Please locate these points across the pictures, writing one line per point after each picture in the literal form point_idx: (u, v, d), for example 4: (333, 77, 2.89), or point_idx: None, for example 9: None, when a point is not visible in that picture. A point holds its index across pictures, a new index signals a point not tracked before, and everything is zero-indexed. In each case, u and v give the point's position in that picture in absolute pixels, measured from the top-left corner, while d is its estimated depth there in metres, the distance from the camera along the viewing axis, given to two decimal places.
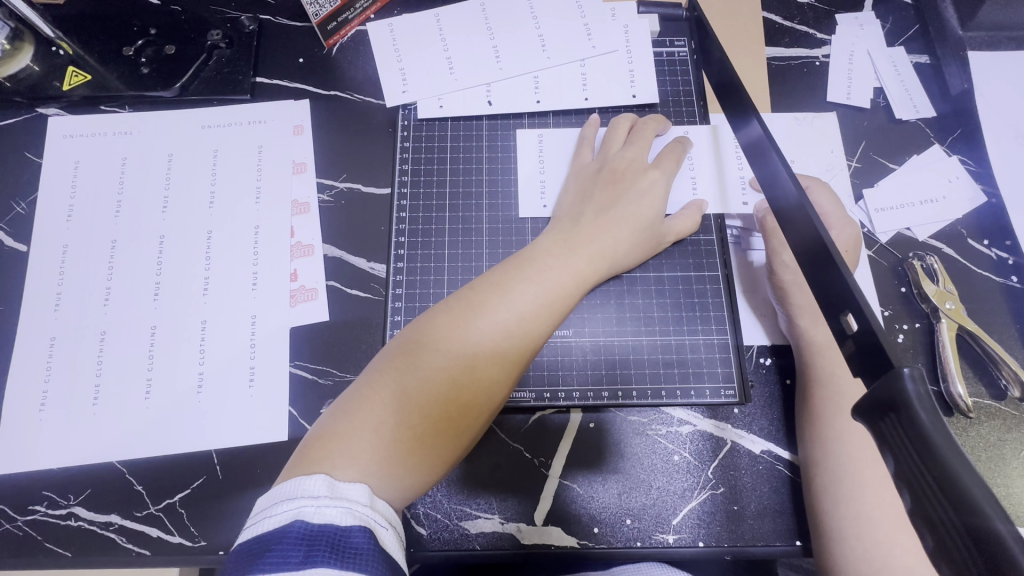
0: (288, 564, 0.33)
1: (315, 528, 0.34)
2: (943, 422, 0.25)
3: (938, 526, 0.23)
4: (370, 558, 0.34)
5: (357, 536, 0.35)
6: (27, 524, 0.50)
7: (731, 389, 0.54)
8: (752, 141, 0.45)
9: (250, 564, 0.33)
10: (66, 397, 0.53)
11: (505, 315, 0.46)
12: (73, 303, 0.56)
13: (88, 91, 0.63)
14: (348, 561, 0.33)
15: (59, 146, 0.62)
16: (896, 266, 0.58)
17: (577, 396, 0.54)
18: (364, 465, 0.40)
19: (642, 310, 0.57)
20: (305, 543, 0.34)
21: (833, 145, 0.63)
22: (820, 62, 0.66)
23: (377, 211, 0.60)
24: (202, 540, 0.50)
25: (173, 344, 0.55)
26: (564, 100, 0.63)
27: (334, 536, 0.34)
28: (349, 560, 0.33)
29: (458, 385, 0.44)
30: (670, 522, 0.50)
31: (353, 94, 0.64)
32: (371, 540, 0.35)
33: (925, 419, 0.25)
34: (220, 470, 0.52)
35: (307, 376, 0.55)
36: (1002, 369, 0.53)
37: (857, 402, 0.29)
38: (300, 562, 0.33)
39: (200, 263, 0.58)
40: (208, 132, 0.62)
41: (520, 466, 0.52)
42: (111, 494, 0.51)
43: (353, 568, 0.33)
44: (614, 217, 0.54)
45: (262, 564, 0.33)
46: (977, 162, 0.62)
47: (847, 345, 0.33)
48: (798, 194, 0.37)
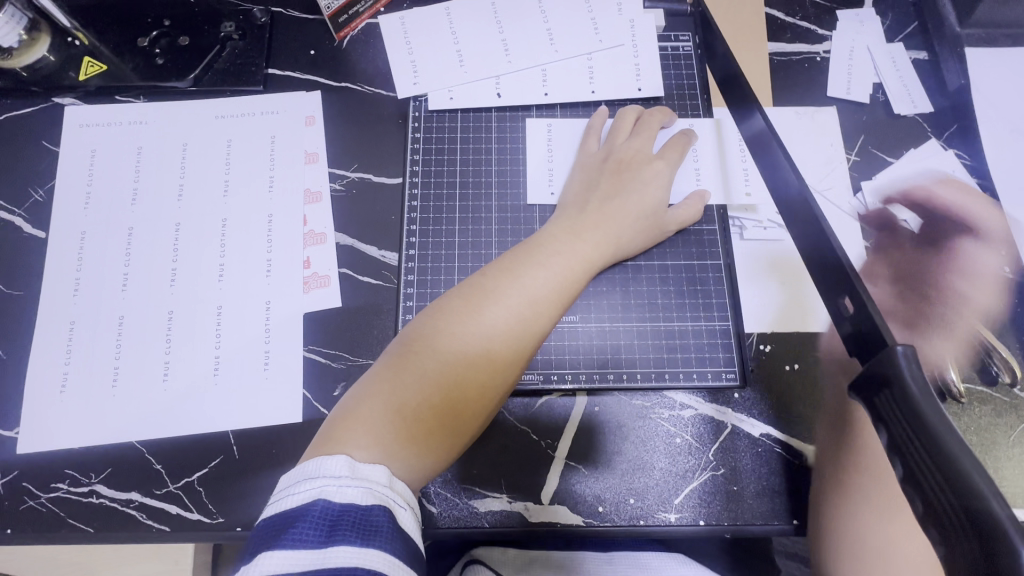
0: (310, 540, 0.35)
1: (337, 506, 0.36)
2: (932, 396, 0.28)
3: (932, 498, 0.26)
4: (389, 535, 0.36)
5: (376, 514, 0.37)
6: (50, 501, 0.52)
7: (732, 374, 0.56)
8: (756, 135, 0.48)
9: (275, 539, 0.35)
10: (86, 379, 0.55)
11: (515, 299, 0.48)
12: (91, 288, 0.58)
13: (103, 81, 0.64)
14: (369, 537, 0.35)
15: (76, 135, 0.63)
16: (893, 257, 0.60)
17: (583, 380, 0.55)
18: (385, 445, 0.42)
19: (646, 297, 0.58)
20: (327, 520, 0.36)
21: (833, 139, 0.64)
22: (821, 57, 0.68)
23: (388, 200, 0.62)
24: (220, 517, 0.51)
25: (190, 328, 0.56)
26: (571, 93, 0.65)
27: (356, 514, 0.36)
28: (370, 535, 0.35)
29: (473, 369, 0.46)
30: (672, 502, 0.52)
31: (364, 86, 0.66)
32: (390, 519, 0.37)
33: (917, 393, 0.28)
34: (236, 450, 0.53)
35: (321, 360, 0.56)
36: (993, 355, 0.56)
37: (853, 379, 0.32)
38: (323, 537, 0.35)
39: (215, 250, 0.59)
40: (222, 122, 0.64)
41: (528, 448, 0.54)
42: (131, 472, 0.53)
43: (374, 543, 0.35)
44: (620, 206, 0.55)
45: (286, 539, 0.35)
46: (973, 155, 0.63)
47: (846, 326, 0.37)
48: (798, 182, 0.41)
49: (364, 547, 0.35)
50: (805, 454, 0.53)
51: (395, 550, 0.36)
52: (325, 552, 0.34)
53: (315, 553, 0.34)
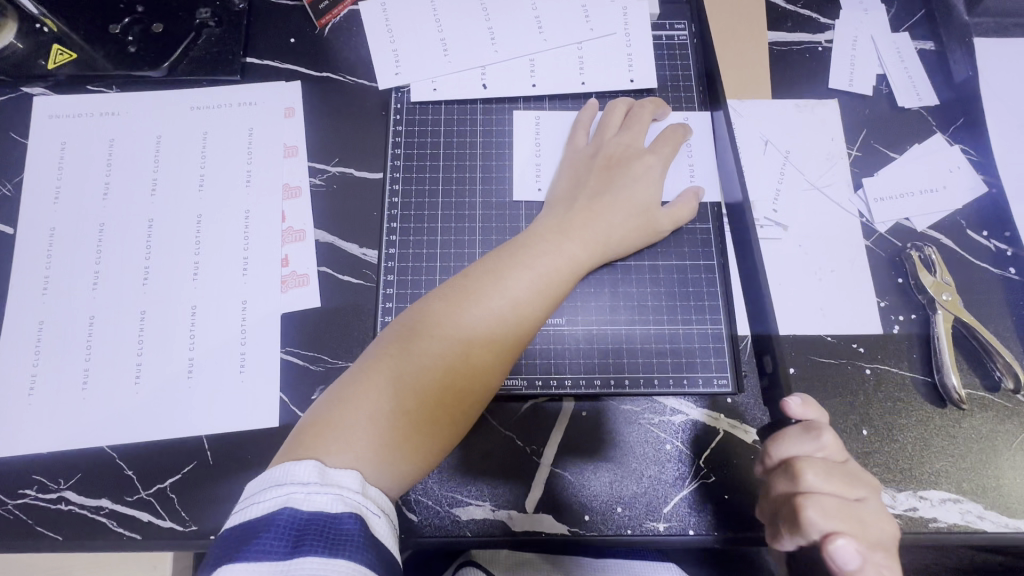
0: (274, 552, 0.33)
1: (304, 515, 0.35)
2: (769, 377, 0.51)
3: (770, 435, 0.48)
4: (359, 544, 0.34)
5: (346, 522, 0.35)
6: (18, 507, 0.50)
7: (724, 378, 0.54)
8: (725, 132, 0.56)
9: (238, 551, 0.33)
10: (55, 382, 0.53)
11: (501, 301, 0.46)
12: (60, 287, 0.55)
13: (74, 70, 0.62)
14: (337, 547, 0.33)
15: (45, 127, 0.61)
16: (893, 256, 0.57)
17: (570, 384, 0.54)
18: (360, 453, 0.40)
19: (636, 298, 0.56)
20: (293, 531, 0.34)
21: (833, 133, 0.62)
22: (822, 47, 0.65)
23: (369, 196, 0.59)
24: (193, 524, 0.50)
25: (163, 329, 0.54)
26: (561, 84, 0.62)
27: (324, 523, 0.34)
28: (337, 546, 0.33)
29: (454, 372, 0.44)
30: (662, 511, 0.50)
31: (345, 76, 0.63)
32: (361, 526, 0.35)
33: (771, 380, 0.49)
34: (211, 455, 0.52)
35: (298, 362, 0.54)
36: (996, 360, 0.53)
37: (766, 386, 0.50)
38: (288, 549, 0.33)
39: (190, 247, 0.57)
40: (197, 113, 0.61)
41: (512, 454, 0.52)
42: (101, 478, 0.51)
43: (342, 554, 0.33)
44: (609, 203, 0.53)
45: (249, 551, 0.33)
46: (979, 151, 0.61)
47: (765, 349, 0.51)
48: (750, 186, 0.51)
49: (331, 558, 0.33)
50: None
51: (366, 560, 0.34)
52: (289, 566, 0.32)
53: (279, 566, 0.32)
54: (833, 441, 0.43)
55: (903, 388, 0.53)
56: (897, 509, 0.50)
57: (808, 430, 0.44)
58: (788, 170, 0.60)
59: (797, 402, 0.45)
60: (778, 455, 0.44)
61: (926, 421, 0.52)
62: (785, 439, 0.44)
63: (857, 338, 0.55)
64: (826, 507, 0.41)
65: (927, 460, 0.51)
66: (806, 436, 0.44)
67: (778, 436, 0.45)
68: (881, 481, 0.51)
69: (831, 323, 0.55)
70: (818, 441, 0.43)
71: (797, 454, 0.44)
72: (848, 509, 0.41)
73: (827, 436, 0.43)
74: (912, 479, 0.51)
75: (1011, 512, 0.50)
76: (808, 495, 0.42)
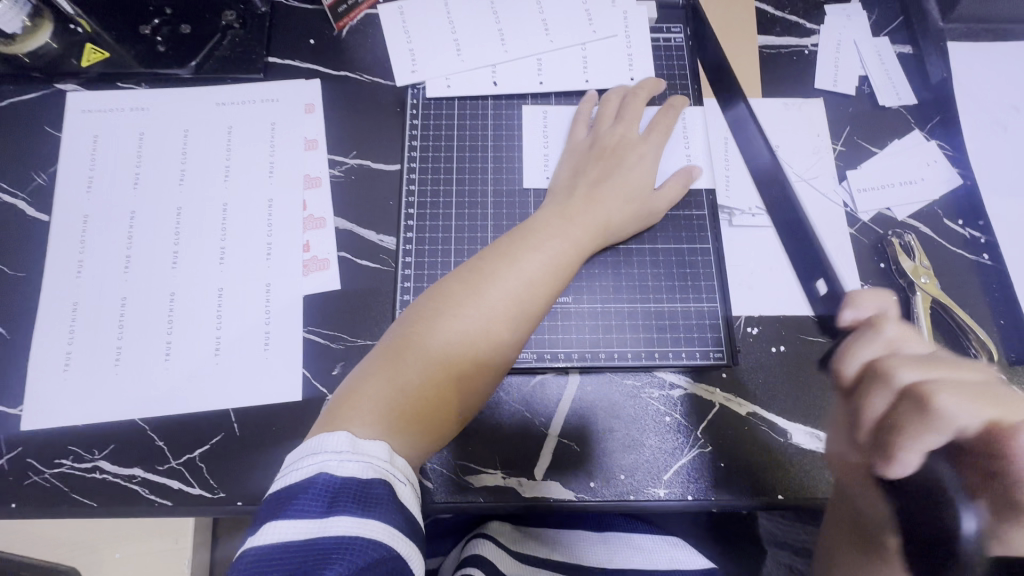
0: (313, 511, 0.36)
1: (339, 481, 0.38)
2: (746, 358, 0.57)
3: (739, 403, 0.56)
4: (389, 508, 0.37)
5: (376, 488, 0.38)
6: (54, 476, 0.53)
7: (719, 353, 0.58)
8: (737, 117, 0.64)
9: (279, 511, 0.37)
10: (89, 359, 0.56)
11: (515, 283, 0.49)
12: (93, 270, 0.59)
13: (105, 68, 0.65)
14: (369, 509, 0.37)
15: (78, 120, 0.64)
16: (875, 243, 0.62)
17: (575, 358, 0.57)
18: (387, 424, 0.43)
19: (638, 281, 0.60)
20: (329, 493, 0.37)
21: (819, 129, 0.66)
22: (809, 50, 0.70)
23: (386, 185, 0.63)
24: (221, 492, 0.53)
25: (191, 309, 0.57)
26: (566, 83, 0.66)
27: (356, 488, 0.37)
28: (369, 508, 0.37)
29: (473, 349, 0.47)
30: (662, 478, 0.54)
31: (362, 75, 0.67)
32: (390, 493, 0.38)
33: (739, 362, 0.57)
34: (237, 428, 0.55)
35: (319, 341, 0.57)
36: (972, 338, 0.57)
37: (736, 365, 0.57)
38: (325, 509, 0.36)
39: (216, 233, 0.60)
40: (223, 109, 0.65)
41: (521, 425, 0.55)
42: (134, 449, 0.54)
43: (374, 516, 0.36)
44: (607, 191, 0.57)
45: (289, 511, 0.36)
46: (954, 147, 0.65)
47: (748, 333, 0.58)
48: (773, 162, 0.59)
49: (364, 519, 0.36)
50: (790, 433, 0.55)
51: (394, 521, 0.37)
52: (327, 523, 0.36)
53: (317, 523, 0.36)
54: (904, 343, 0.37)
55: None
56: None
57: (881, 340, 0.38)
58: None
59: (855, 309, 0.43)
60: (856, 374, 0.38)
61: None
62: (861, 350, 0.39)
63: None
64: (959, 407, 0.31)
65: None
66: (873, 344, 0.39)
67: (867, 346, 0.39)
68: None
69: None
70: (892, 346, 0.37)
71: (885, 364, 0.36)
72: (942, 421, 0.31)
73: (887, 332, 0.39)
74: None
75: None
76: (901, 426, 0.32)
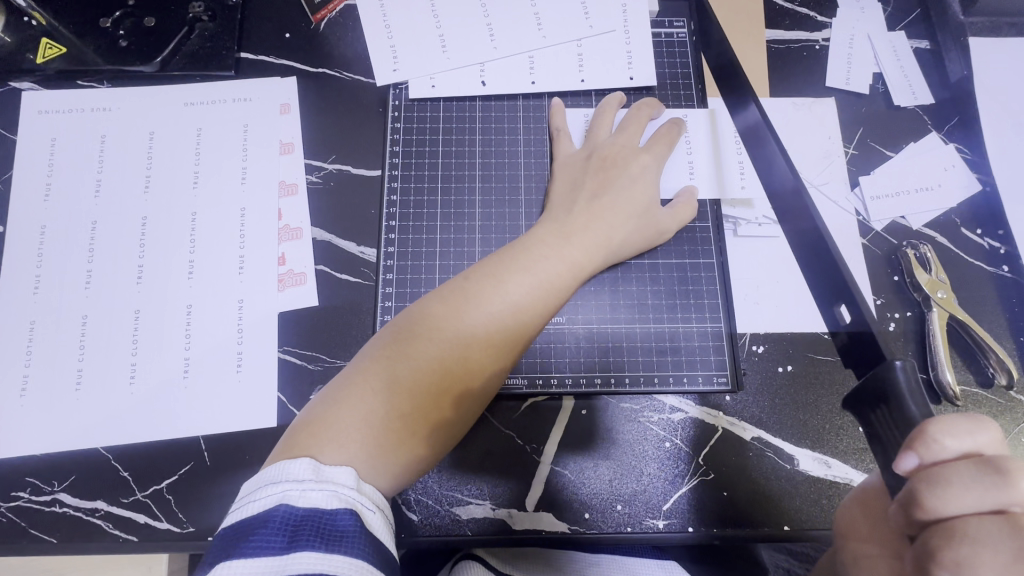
0: (271, 547, 0.33)
1: (301, 512, 0.34)
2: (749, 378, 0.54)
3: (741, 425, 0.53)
4: (355, 539, 0.34)
5: (341, 518, 0.35)
6: (11, 510, 0.50)
7: (723, 376, 0.54)
8: (750, 124, 0.51)
9: (233, 548, 0.33)
10: (48, 382, 0.52)
11: (500, 305, 0.45)
12: (51, 286, 0.55)
13: (63, 65, 0.60)
14: (334, 543, 0.33)
15: (35, 122, 0.59)
16: (889, 255, 0.58)
17: (569, 383, 0.54)
18: (346, 455, 0.39)
19: (636, 297, 0.56)
20: (290, 526, 0.34)
21: (830, 132, 0.62)
22: (820, 45, 0.65)
23: (367, 193, 0.59)
24: (190, 526, 0.49)
25: (158, 328, 0.54)
26: (560, 81, 0.62)
27: (319, 519, 0.34)
28: (332, 542, 0.33)
29: (452, 373, 0.43)
30: (661, 508, 0.50)
31: (341, 73, 0.62)
32: (357, 522, 0.35)
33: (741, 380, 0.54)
34: (207, 457, 0.51)
35: (296, 362, 0.54)
36: (989, 357, 0.54)
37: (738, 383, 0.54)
38: (285, 545, 0.33)
39: (184, 245, 0.56)
40: (191, 109, 0.60)
41: (511, 452, 0.52)
42: (97, 480, 0.50)
43: (339, 549, 0.33)
44: (607, 206, 0.53)
45: (246, 547, 0.33)
46: (973, 150, 0.61)
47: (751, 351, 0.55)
48: (795, 182, 0.44)
49: (326, 554, 0.33)
50: (798, 460, 0.52)
51: (363, 554, 0.34)
52: (287, 561, 0.32)
53: (275, 561, 0.32)
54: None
55: None
56: None
57: (997, 471, 0.29)
58: None
59: (916, 460, 0.30)
60: (942, 513, 0.29)
61: None
62: (951, 489, 0.29)
63: None
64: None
65: None
66: (992, 481, 0.29)
67: (934, 489, 0.29)
68: None
69: None
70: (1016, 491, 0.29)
71: (1003, 506, 0.29)
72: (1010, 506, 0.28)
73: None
74: None
75: None
76: (977, 544, 0.28)
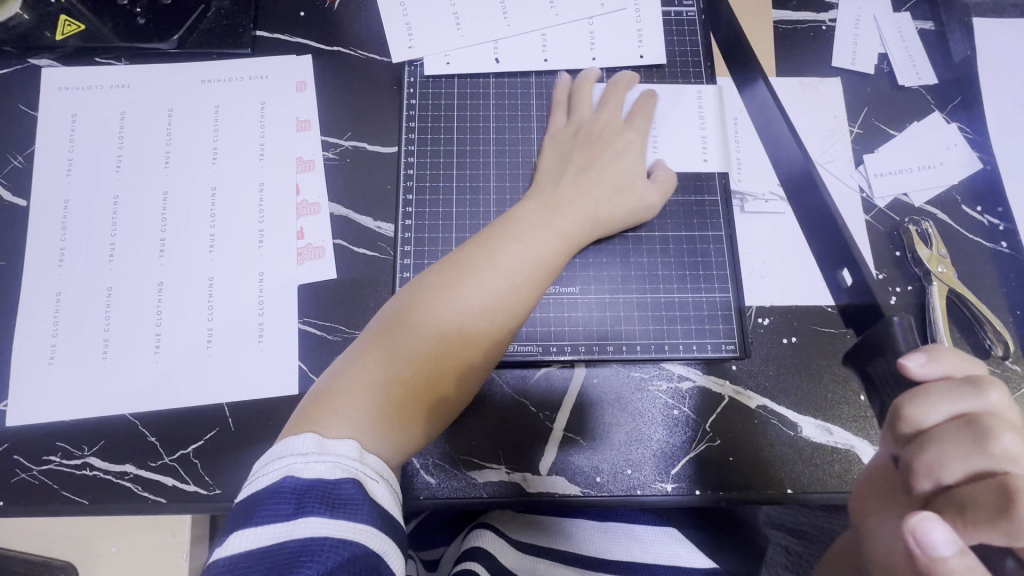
0: (280, 514, 0.35)
1: (304, 482, 0.36)
2: (753, 346, 0.56)
3: (742, 390, 0.55)
4: (358, 505, 0.36)
5: (344, 487, 0.36)
6: (42, 473, 0.52)
7: (731, 344, 0.56)
8: (756, 95, 0.54)
9: (246, 518, 0.35)
10: (74, 352, 0.53)
11: (492, 279, 0.46)
12: (76, 259, 0.56)
13: (82, 42, 0.61)
14: (336, 508, 0.35)
15: (54, 98, 0.60)
16: (891, 231, 0.59)
17: (582, 350, 0.55)
18: (356, 427, 0.41)
19: (646, 270, 0.58)
20: (295, 495, 0.36)
21: (836, 111, 0.63)
22: (827, 26, 0.66)
23: (383, 170, 0.60)
24: (216, 488, 0.51)
25: (181, 301, 0.55)
26: (572, 60, 0.63)
27: (322, 487, 0.36)
28: (337, 508, 0.35)
29: (450, 348, 0.45)
30: (669, 473, 0.52)
31: (356, 50, 0.63)
32: (359, 490, 0.37)
33: (745, 347, 0.56)
34: (232, 423, 0.53)
35: (315, 332, 0.55)
36: (987, 329, 0.55)
37: (742, 351, 0.56)
38: (292, 512, 0.35)
39: (205, 219, 0.57)
40: (209, 87, 0.61)
41: (525, 418, 0.54)
42: (125, 445, 0.52)
43: (342, 515, 0.35)
44: (594, 178, 0.54)
45: (257, 516, 0.35)
46: (975, 129, 0.63)
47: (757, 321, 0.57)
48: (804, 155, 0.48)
49: (332, 519, 0.35)
50: (801, 426, 0.54)
51: (368, 519, 0.36)
52: (294, 527, 0.34)
53: (285, 528, 0.34)
54: (1004, 402, 0.34)
55: None
56: None
57: (970, 382, 0.34)
58: None
59: (920, 360, 0.35)
60: (912, 423, 0.35)
61: None
62: (928, 398, 0.34)
63: None
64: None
65: None
66: (964, 386, 0.34)
67: (909, 398, 0.35)
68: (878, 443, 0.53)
69: None
70: (986, 399, 0.34)
71: (965, 411, 0.34)
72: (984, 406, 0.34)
73: (994, 393, 0.34)
74: None
75: None
76: (942, 447, 0.34)
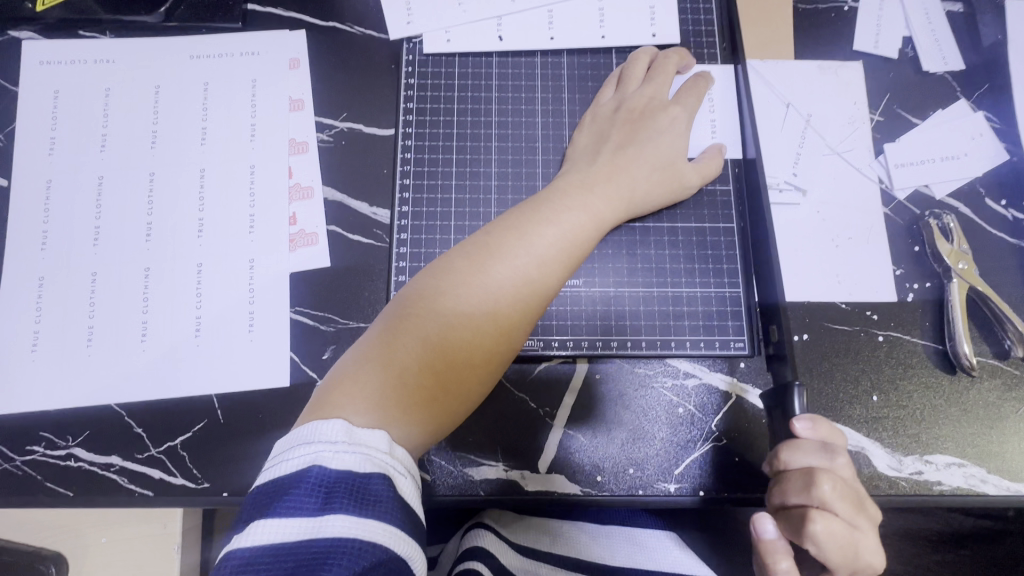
0: (306, 508, 0.33)
1: (334, 474, 0.34)
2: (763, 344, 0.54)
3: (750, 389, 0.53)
4: (388, 506, 0.34)
5: (375, 483, 0.34)
6: (26, 464, 0.50)
7: (740, 341, 0.54)
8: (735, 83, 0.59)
9: (268, 508, 0.33)
10: (58, 338, 0.52)
11: (526, 260, 0.44)
12: (59, 242, 0.54)
13: (64, 13, 0.58)
14: (367, 508, 0.33)
15: (35, 73, 0.58)
16: (910, 224, 0.57)
17: (584, 345, 0.53)
18: (384, 415, 0.38)
19: (654, 261, 0.56)
20: (323, 488, 0.33)
21: (856, 98, 0.60)
22: (850, 7, 0.62)
23: (380, 153, 0.57)
24: (204, 482, 0.50)
25: (169, 287, 0.53)
26: (580, 38, 0.60)
27: (353, 482, 0.34)
28: (367, 507, 0.33)
29: (480, 333, 0.42)
30: (673, 473, 0.51)
31: (352, 26, 0.60)
32: (390, 487, 0.35)
33: (754, 345, 0.54)
34: (221, 415, 0.51)
35: (308, 322, 0.53)
36: (1007, 328, 0.53)
37: (752, 347, 0.54)
38: (319, 506, 0.33)
39: (193, 202, 0.55)
40: (198, 63, 0.58)
41: (525, 415, 0.52)
42: (111, 436, 0.51)
43: (371, 515, 0.33)
44: (632, 157, 0.52)
45: (281, 507, 0.33)
46: (1002, 119, 0.60)
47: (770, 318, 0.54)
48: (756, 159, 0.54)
49: (361, 519, 0.33)
50: None
51: (396, 521, 0.34)
52: (320, 523, 0.32)
53: (310, 523, 0.32)
54: (845, 464, 0.43)
55: (915, 356, 0.54)
56: (904, 472, 0.51)
57: (824, 447, 0.43)
58: (808, 134, 0.59)
59: (806, 424, 0.44)
60: (782, 463, 0.44)
61: (936, 389, 0.53)
62: (794, 449, 0.44)
63: (871, 305, 0.55)
64: (831, 524, 0.42)
65: (933, 425, 0.52)
66: (821, 451, 0.43)
67: (786, 446, 0.44)
68: (889, 445, 0.52)
69: (846, 290, 0.55)
70: (833, 460, 0.43)
71: (816, 463, 0.43)
72: (830, 463, 0.43)
73: (841, 458, 0.43)
74: (918, 444, 0.52)
75: (1013, 476, 0.51)
76: (787, 481, 0.44)
